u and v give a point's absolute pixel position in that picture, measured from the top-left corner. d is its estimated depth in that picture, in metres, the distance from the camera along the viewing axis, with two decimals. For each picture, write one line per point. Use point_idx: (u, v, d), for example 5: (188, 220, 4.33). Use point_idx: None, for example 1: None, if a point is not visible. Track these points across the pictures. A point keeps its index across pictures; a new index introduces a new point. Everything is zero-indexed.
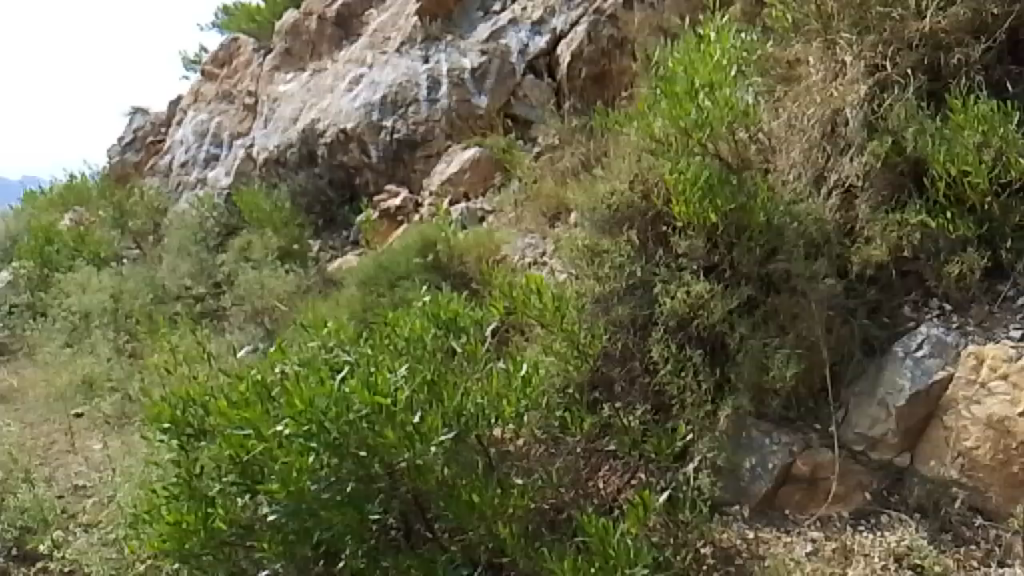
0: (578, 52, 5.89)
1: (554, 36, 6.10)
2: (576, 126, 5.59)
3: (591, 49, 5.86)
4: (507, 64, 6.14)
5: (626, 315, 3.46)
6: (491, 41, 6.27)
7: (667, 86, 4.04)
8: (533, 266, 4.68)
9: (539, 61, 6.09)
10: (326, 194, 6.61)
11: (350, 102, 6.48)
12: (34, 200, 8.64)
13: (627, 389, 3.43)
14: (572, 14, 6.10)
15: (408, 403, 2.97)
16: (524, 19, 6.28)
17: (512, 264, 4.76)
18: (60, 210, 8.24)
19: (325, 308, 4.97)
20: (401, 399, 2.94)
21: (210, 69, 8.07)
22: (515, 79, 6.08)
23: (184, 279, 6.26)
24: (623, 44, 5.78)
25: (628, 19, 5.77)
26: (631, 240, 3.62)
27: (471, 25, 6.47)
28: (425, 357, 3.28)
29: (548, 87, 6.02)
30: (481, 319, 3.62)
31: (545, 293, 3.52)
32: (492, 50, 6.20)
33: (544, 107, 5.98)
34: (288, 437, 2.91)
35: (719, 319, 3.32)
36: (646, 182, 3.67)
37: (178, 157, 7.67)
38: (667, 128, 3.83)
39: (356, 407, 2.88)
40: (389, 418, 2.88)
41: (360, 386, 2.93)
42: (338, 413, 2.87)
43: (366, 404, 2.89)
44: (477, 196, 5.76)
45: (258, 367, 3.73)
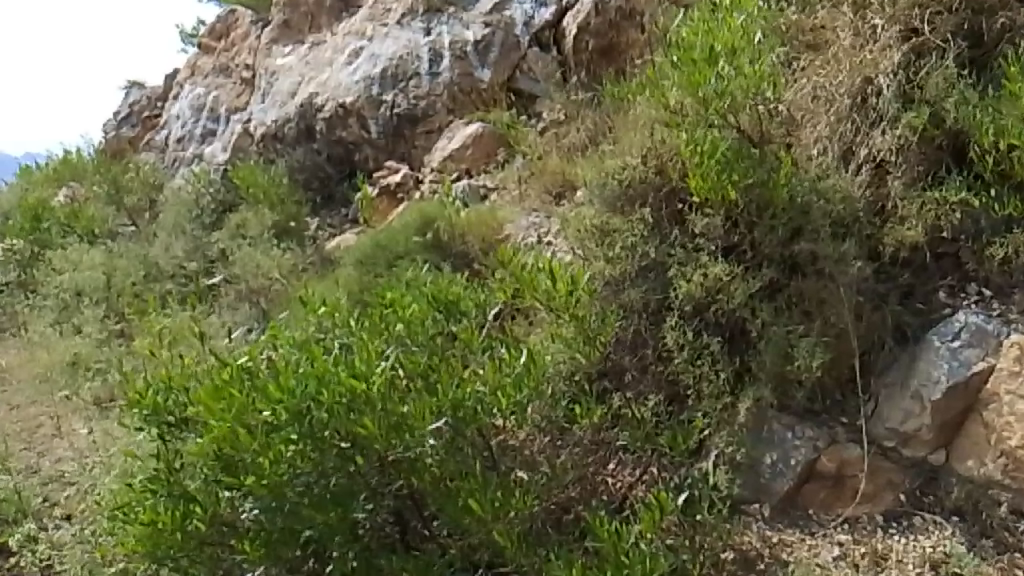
0: (585, 25, 5.64)
1: (560, 8, 5.90)
2: (584, 101, 5.34)
3: (599, 21, 5.60)
4: (511, 35, 5.88)
5: (638, 300, 3.23)
6: (495, 13, 6.03)
7: (682, 53, 3.81)
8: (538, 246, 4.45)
9: (544, 34, 5.87)
10: (324, 170, 6.31)
11: (350, 75, 6.22)
12: (29, 174, 8.39)
13: (639, 377, 3.19)
14: None
15: (396, 392, 2.78)
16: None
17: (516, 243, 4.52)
18: (55, 185, 8.00)
19: (320, 289, 4.73)
20: (381, 382, 2.74)
21: (206, 41, 7.77)
22: (519, 51, 5.83)
23: (176, 257, 5.99)
24: (632, 15, 5.49)
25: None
26: (644, 218, 3.35)
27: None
28: (417, 342, 3.06)
29: (554, 60, 5.78)
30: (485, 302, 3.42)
31: (564, 276, 3.24)
32: (496, 21, 5.95)
33: (549, 80, 5.73)
34: (261, 428, 2.73)
35: (740, 303, 3.09)
36: (660, 156, 3.43)
37: (174, 132, 7.42)
38: (683, 97, 3.59)
39: (337, 394, 2.70)
40: (370, 405, 2.69)
41: (344, 373, 2.76)
42: (320, 400, 2.69)
43: (351, 395, 2.70)
44: (480, 172, 5.49)
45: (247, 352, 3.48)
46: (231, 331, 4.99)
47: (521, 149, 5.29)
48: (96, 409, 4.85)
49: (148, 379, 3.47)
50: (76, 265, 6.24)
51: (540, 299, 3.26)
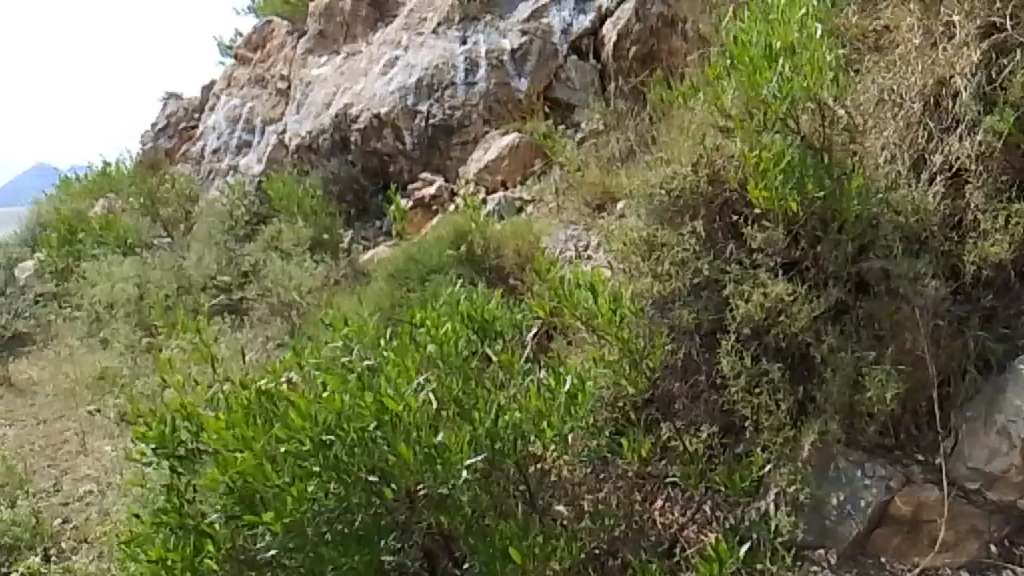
0: (626, 31, 5.37)
1: (600, 15, 5.63)
2: (623, 111, 5.12)
3: (640, 28, 5.33)
4: (549, 43, 5.63)
5: (689, 321, 2.99)
6: (532, 20, 5.79)
7: (738, 52, 3.54)
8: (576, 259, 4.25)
9: (583, 42, 5.62)
10: (358, 182, 6.14)
11: (384, 86, 6.02)
12: (68, 185, 8.34)
13: (690, 406, 2.96)
14: None
15: (426, 419, 2.56)
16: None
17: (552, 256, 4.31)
18: (92, 196, 7.93)
19: (350, 303, 4.51)
20: (415, 407, 2.54)
21: (243, 53, 7.68)
22: (557, 60, 5.58)
23: (208, 268, 5.83)
24: (675, 22, 5.25)
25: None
26: (695, 232, 3.13)
27: (511, 4, 5.99)
28: (451, 368, 2.84)
29: (592, 69, 5.54)
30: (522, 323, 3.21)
31: (607, 292, 3.07)
32: (533, 29, 5.71)
33: (588, 90, 5.48)
34: (281, 457, 2.49)
35: (804, 326, 2.80)
36: (712, 164, 3.19)
37: (210, 143, 7.31)
38: (741, 100, 3.30)
39: (364, 421, 2.48)
40: (403, 432, 2.47)
41: (372, 401, 2.52)
42: (348, 432, 2.45)
43: (379, 421, 2.48)
44: (516, 185, 5.27)
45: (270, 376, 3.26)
46: (265, 347, 4.78)
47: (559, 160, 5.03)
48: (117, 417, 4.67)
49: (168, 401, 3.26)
50: (109, 276, 6.09)
51: (582, 319, 3.07)
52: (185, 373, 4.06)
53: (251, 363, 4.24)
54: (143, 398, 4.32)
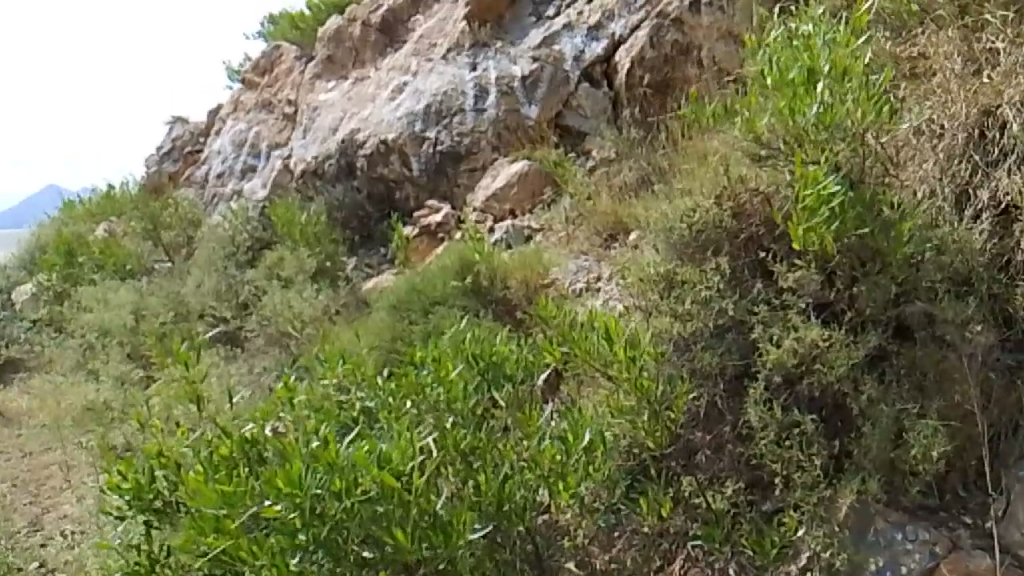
0: (639, 58, 5.18)
1: (613, 42, 5.40)
2: (635, 139, 4.94)
3: (654, 56, 5.15)
4: (560, 71, 5.43)
5: (714, 366, 2.80)
6: (543, 47, 5.59)
7: (774, 74, 3.24)
8: (587, 292, 4.04)
9: (595, 70, 5.41)
10: (363, 209, 5.94)
11: (391, 112, 5.84)
12: (71, 208, 8.17)
13: (713, 458, 2.72)
14: (633, 18, 5.37)
15: (426, 488, 2.27)
16: (580, 23, 5.58)
17: (562, 290, 4.10)
18: (94, 219, 7.73)
19: (349, 337, 4.27)
20: (419, 483, 2.25)
21: (250, 77, 7.53)
22: (568, 87, 5.37)
23: (206, 296, 5.59)
24: (690, 49, 5.08)
25: (695, 23, 5.08)
26: (720, 268, 2.96)
27: (522, 30, 5.80)
28: (459, 423, 2.64)
29: (604, 97, 5.32)
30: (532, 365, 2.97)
31: (623, 337, 2.82)
32: (543, 56, 5.50)
33: (599, 118, 5.29)
34: (264, 530, 2.20)
35: (840, 376, 2.60)
36: (735, 197, 3.09)
37: (215, 168, 7.14)
38: (775, 127, 3.05)
39: (361, 489, 2.17)
40: (404, 509, 2.19)
41: (371, 464, 2.23)
42: (341, 504, 2.15)
43: (381, 488, 2.18)
44: (524, 214, 5.05)
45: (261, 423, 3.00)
46: (267, 381, 4.52)
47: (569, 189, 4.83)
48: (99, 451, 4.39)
49: (151, 442, 3.02)
50: (105, 303, 5.87)
51: (597, 366, 2.84)
52: (179, 415, 3.80)
53: (249, 403, 3.99)
54: (130, 436, 4.03)
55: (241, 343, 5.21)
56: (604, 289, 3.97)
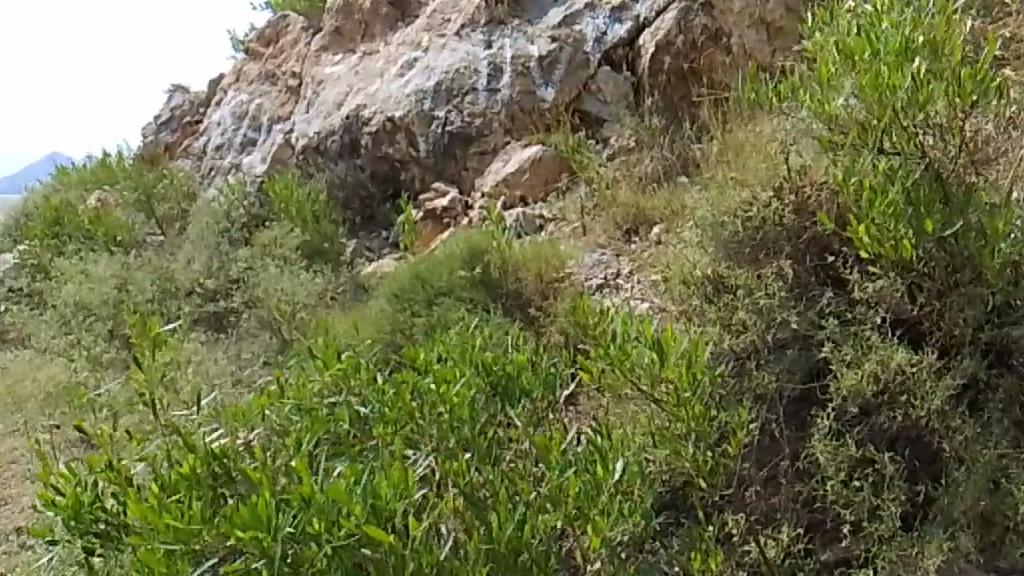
0: (665, 43, 4.69)
1: (637, 25, 4.87)
2: (658, 127, 4.51)
3: (681, 41, 4.67)
4: (580, 53, 4.92)
5: (772, 386, 2.41)
6: (563, 27, 5.05)
7: (857, 44, 2.59)
8: (604, 288, 3.67)
9: (616, 53, 4.86)
10: (366, 188, 5.43)
11: (399, 87, 5.31)
12: (65, 173, 7.63)
13: (764, 495, 2.32)
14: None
15: (427, 538, 1.91)
16: (602, 4, 5.05)
17: (579, 285, 3.72)
18: (86, 187, 7.06)
19: (344, 326, 3.85)
20: (419, 534, 1.87)
21: (254, 47, 6.88)
22: (588, 70, 4.86)
23: (195, 271, 4.99)
24: (720, 35, 4.62)
25: (726, 8, 4.64)
26: (781, 272, 2.57)
27: (541, 9, 5.26)
28: (462, 447, 2.23)
29: (626, 83, 4.81)
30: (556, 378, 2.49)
31: (679, 348, 2.33)
32: (564, 36, 4.97)
33: (620, 104, 4.78)
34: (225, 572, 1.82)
35: (931, 412, 2.19)
36: (799, 192, 2.71)
37: (213, 141, 6.45)
38: (856, 107, 2.52)
39: (344, 533, 1.80)
40: (401, 565, 1.81)
41: (358, 503, 1.85)
42: (320, 556, 1.78)
43: (368, 537, 1.80)
44: (536, 203, 4.61)
45: (244, 435, 2.62)
46: (260, 376, 4.01)
47: (586, 176, 4.40)
48: (71, 438, 3.87)
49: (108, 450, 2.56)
50: (85, 275, 5.24)
51: (639, 385, 2.33)
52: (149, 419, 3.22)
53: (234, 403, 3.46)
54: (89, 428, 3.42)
55: (231, 326, 4.59)
56: (622, 286, 3.66)
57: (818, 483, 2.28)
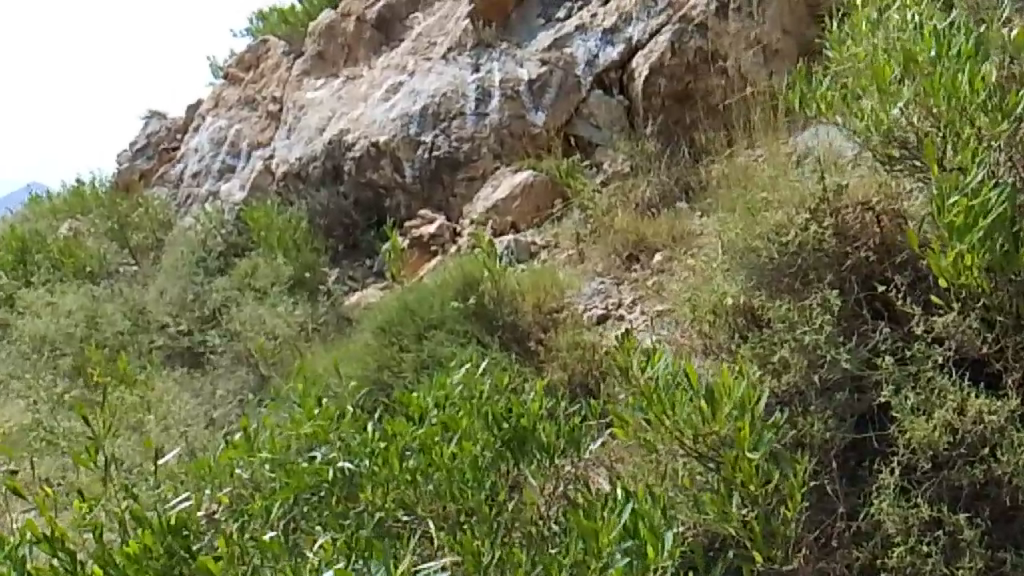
0: (658, 66, 4.33)
1: (630, 47, 4.49)
2: (653, 152, 4.19)
3: (674, 64, 4.32)
4: (570, 76, 4.53)
5: (818, 437, 2.10)
6: (553, 50, 4.64)
7: (915, 49, 2.44)
8: (605, 319, 3.38)
9: (609, 76, 4.48)
10: (350, 216, 4.85)
11: (384, 112, 4.85)
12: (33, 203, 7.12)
13: (815, 561, 1.98)
14: (653, 22, 4.48)
15: None
16: (594, 26, 4.65)
17: (578, 314, 3.42)
18: (56, 218, 5.94)
19: (324, 365, 3.52)
20: None
21: (232, 72, 6.11)
22: (579, 94, 4.48)
23: (170, 305, 4.54)
24: (714, 57, 4.30)
25: (721, 30, 4.32)
26: (827, 303, 2.28)
27: (530, 32, 4.81)
28: (451, 509, 2.05)
29: (619, 106, 4.43)
30: (580, 434, 2.26)
31: (734, 397, 2.03)
32: (554, 59, 4.58)
33: (614, 129, 4.39)
34: None
35: (1012, 466, 1.92)
36: (838, 213, 2.44)
37: (189, 167, 5.76)
38: (914, 117, 2.33)
39: None
40: None
41: None
42: None
43: None
44: (528, 229, 4.20)
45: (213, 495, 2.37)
46: (238, 417, 3.64)
47: (581, 201, 4.06)
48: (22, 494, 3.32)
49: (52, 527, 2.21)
50: (51, 308, 4.66)
51: (686, 443, 2.04)
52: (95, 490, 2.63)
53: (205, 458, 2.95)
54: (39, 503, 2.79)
55: (204, 362, 4.17)
56: (626, 318, 3.36)
57: (879, 546, 1.97)
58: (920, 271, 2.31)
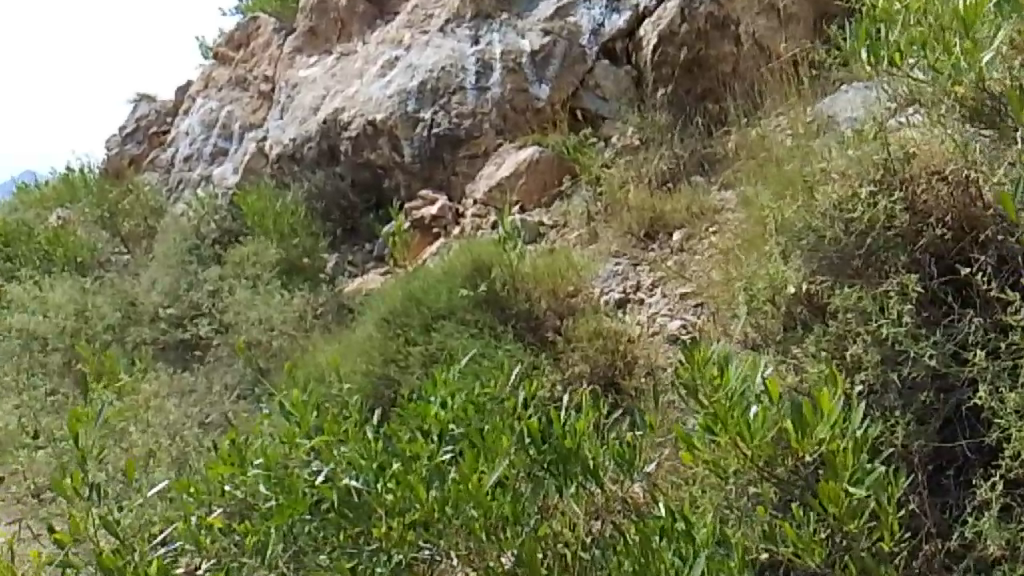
0: (669, 32, 4.01)
1: (638, 14, 4.16)
2: (665, 124, 3.85)
3: (686, 29, 3.99)
4: (575, 46, 4.20)
5: (896, 445, 1.84)
6: (556, 19, 4.30)
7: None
8: (626, 304, 3.07)
9: (616, 46, 4.17)
10: (347, 198, 4.51)
11: (380, 89, 4.49)
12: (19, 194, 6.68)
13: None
14: None
15: None
16: None
17: (595, 298, 3.10)
18: (45, 209, 5.54)
19: (321, 365, 3.14)
20: None
21: (222, 51, 5.72)
22: (585, 65, 4.14)
23: (161, 295, 4.13)
24: (727, 23, 3.96)
25: None
26: (907, 288, 1.99)
27: (531, 1, 4.46)
28: (487, 548, 1.87)
29: (627, 76, 4.10)
30: (632, 453, 2.04)
31: (826, 418, 1.74)
32: (557, 28, 4.24)
33: (623, 100, 4.05)
34: None
35: None
36: (912, 183, 2.14)
37: (179, 151, 5.37)
38: (1007, 67, 2.10)
39: None
40: None
41: None
42: None
43: None
44: (533, 210, 3.85)
45: (207, 524, 2.12)
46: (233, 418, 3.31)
47: (588, 178, 3.76)
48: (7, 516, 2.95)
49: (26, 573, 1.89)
50: (38, 300, 4.23)
51: (759, 466, 1.80)
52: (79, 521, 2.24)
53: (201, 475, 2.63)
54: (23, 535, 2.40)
55: (197, 356, 3.80)
56: (648, 301, 3.06)
57: (971, 570, 1.72)
58: (1005, 249, 1.99)
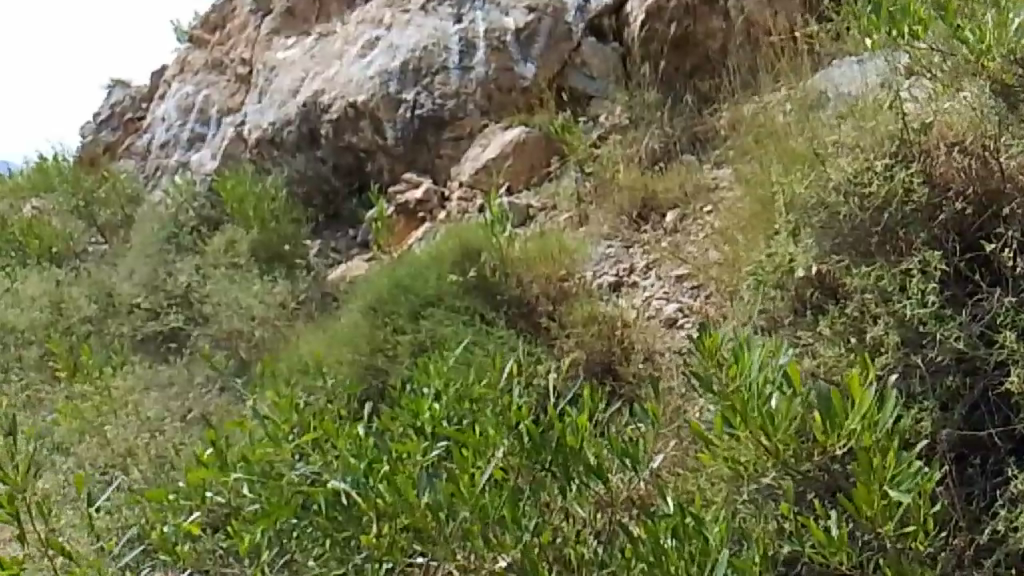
0: (658, 7, 3.85)
1: None
2: (655, 101, 3.70)
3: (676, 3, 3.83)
4: (561, 23, 4.04)
5: (919, 431, 1.72)
6: None
7: None
8: (622, 288, 2.94)
9: (603, 22, 4.01)
10: (329, 183, 4.32)
11: (360, 70, 4.32)
12: None
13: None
14: None
15: None
16: None
17: (590, 283, 2.96)
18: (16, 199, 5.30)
19: (302, 356, 2.97)
20: None
21: (197, 33, 5.51)
22: (571, 43, 3.98)
23: (137, 286, 3.93)
24: None
25: None
26: (929, 266, 1.88)
27: None
28: (485, 553, 1.75)
29: (614, 53, 3.94)
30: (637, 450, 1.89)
31: (857, 408, 1.62)
32: (542, 5, 4.08)
33: (611, 78, 3.90)
34: None
35: None
36: (931, 152, 2.02)
37: (155, 137, 5.17)
38: None
39: None
40: None
41: None
42: None
43: None
44: (521, 190, 3.72)
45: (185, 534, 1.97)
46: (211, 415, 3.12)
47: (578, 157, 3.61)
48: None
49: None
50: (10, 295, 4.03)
51: (778, 458, 1.68)
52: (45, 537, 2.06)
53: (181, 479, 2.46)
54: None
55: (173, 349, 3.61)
56: (644, 285, 2.92)
57: (1001, 565, 1.59)
58: None
